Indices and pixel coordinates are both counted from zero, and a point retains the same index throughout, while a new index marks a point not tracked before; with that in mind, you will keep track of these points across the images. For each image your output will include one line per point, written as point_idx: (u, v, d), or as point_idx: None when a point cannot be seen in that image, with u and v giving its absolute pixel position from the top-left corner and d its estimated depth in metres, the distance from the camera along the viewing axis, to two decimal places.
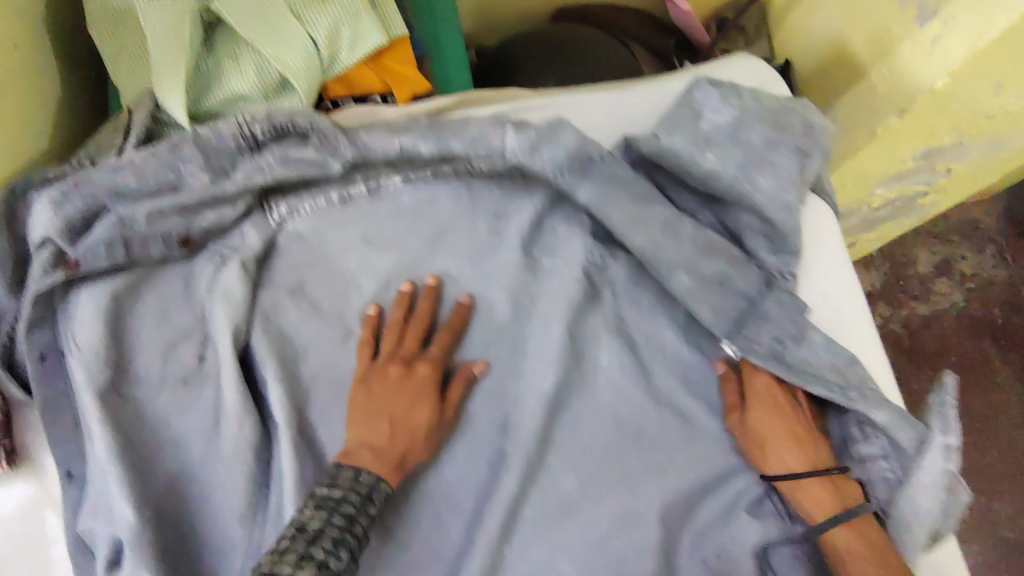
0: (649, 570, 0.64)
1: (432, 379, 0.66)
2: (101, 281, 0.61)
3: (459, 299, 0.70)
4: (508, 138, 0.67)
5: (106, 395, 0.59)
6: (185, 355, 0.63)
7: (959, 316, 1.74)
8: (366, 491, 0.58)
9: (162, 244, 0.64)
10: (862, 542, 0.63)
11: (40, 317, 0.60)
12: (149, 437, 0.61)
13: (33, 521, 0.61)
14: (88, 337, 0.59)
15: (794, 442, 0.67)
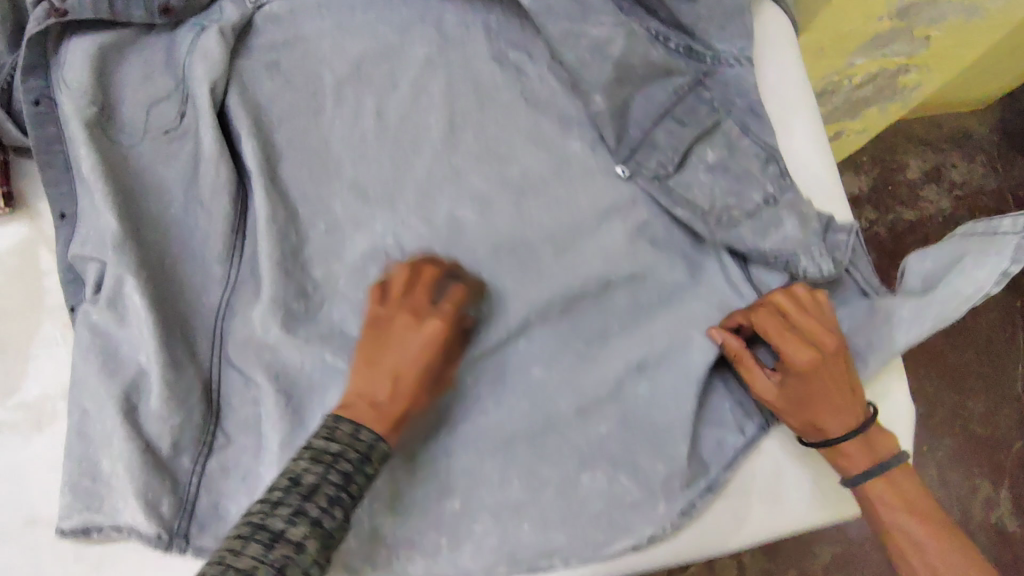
0: (597, 327, 0.68)
1: (443, 334, 0.62)
2: (90, 34, 0.67)
3: (424, 79, 0.72)
4: None
5: (95, 130, 0.64)
6: (166, 109, 0.67)
7: (944, 222, 1.75)
8: (364, 450, 0.56)
9: (144, 9, 0.67)
10: (895, 492, 0.63)
11: (34, 66, 0.66)
12: (134, 177, 0.65)
13: (28, 256, 0.67)
14: (77, 75, 0.64)
15: (836, 402, 0.61)
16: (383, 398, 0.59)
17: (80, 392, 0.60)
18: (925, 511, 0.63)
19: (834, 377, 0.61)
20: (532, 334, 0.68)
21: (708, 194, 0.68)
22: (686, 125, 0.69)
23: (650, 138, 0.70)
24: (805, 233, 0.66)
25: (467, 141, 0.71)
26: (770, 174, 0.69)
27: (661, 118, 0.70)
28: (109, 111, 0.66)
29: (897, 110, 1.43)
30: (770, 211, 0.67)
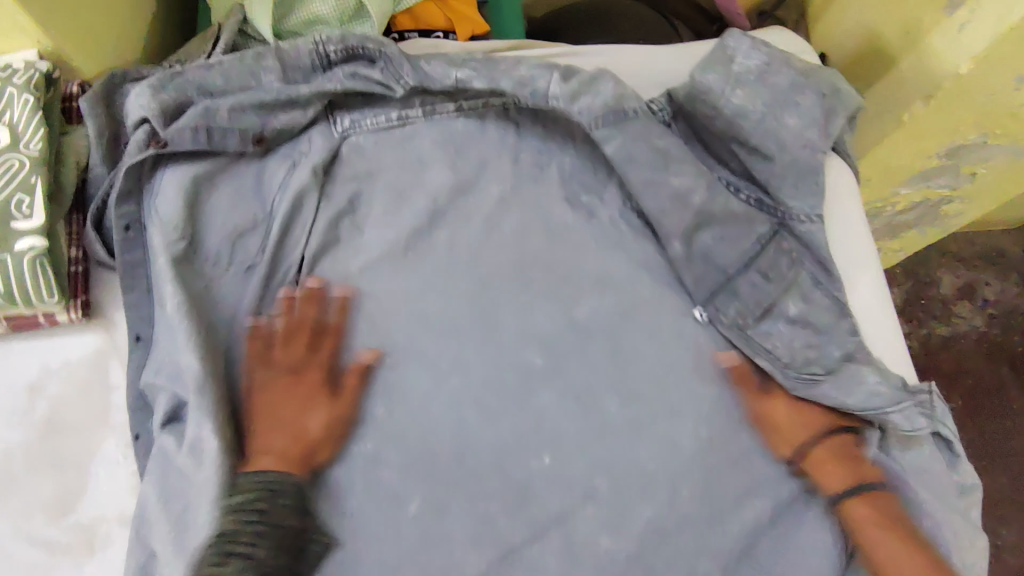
0: (671, 491, 0.65)
1: (323, 379, 0.65)
2: (184, 163, 0.68)
3: (493, 222, 0.74)
4: (552, 84, 0.70)
5: (179, 265, 0.65)
6: (251, 243, 0.69)
7: (979, 340, 1.68)
8: (275, 486, 0.59)
9: (238, 140, 0.69)
10: None
11: (128, 190, 0.67)
12: (208, 310, 0.66)
13: (99, 368, 0.67)
14: (169, 211, 0.66)
15: None
16: (290, 440, 0.62)
17: (143, 524, 0.61)
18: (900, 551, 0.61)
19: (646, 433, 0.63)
20: (613, 497, 0.65)
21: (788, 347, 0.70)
22: (771, 279, 0.71)
23: (732, 284, 0.71)
24: (890, 391, 0.67)
25: (538, 279, 0.72)
26: (843, 329, 0.70)
27: (746, 270, 0.71)
28: (196, 243, 0.67)
29: (935, 236, 1.43)
30: None
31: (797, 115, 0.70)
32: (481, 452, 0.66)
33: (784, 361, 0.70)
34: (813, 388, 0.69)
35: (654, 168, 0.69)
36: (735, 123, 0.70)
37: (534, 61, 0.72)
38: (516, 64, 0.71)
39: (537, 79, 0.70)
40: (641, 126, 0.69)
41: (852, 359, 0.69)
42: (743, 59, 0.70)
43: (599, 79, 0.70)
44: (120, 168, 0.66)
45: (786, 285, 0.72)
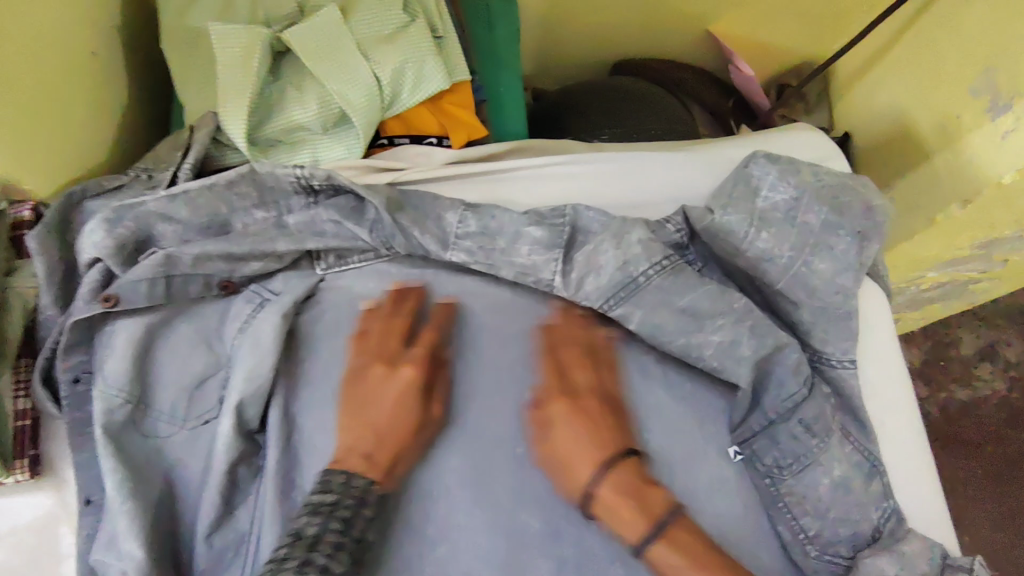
0: None
1: (416, 381, 0.60)
2: (137, 314, 0.63)
3: (484, 355, 0.66)
4: (552, 269, 0.65)
5: (124, 432, 0.60)
6: (208, 398, 0.63)
7: (1000, 406, 1.45)
8: (359, 495, 0.55)
9: (202, 284, 0.65)
10: (683, 556, 0.55)
11: (75, 341, 0.61)
12: (157, 471, 0.61)
13: (49, 533, 0.61)
14: (116, 368, 0.60)
15: (570, 426, 0.59)
16: (370, 437, 0.58)
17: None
18: (587, 458, 0.58)
19: (572, 398, 0.61)
20: None
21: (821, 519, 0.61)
22: (816, 432, 0.62)
23: (773, 429, 0.63)
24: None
25: None
26: (872, 494, 0.62)
27: (786, 419, 0.63)
28: (145, 401, 0.62)
29: (960, 306, 1.35)
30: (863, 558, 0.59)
31: (830, 259, 0.63)
32: None
33: (814, 539, 0.61)
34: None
35: (686, 333, 0.64)
36: (759, 266, 0.63)
37: (534, 234, 0.66)
38: (516, 242, 0.66)
39: (536, 259, 0.66)
40: (659, 287, 0.65)
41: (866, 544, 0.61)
42: (769, 193, 0.64)
43: (597, 249, 0.66)
44: (68, 318, 0.61)
45: (805, 456, 0.62)
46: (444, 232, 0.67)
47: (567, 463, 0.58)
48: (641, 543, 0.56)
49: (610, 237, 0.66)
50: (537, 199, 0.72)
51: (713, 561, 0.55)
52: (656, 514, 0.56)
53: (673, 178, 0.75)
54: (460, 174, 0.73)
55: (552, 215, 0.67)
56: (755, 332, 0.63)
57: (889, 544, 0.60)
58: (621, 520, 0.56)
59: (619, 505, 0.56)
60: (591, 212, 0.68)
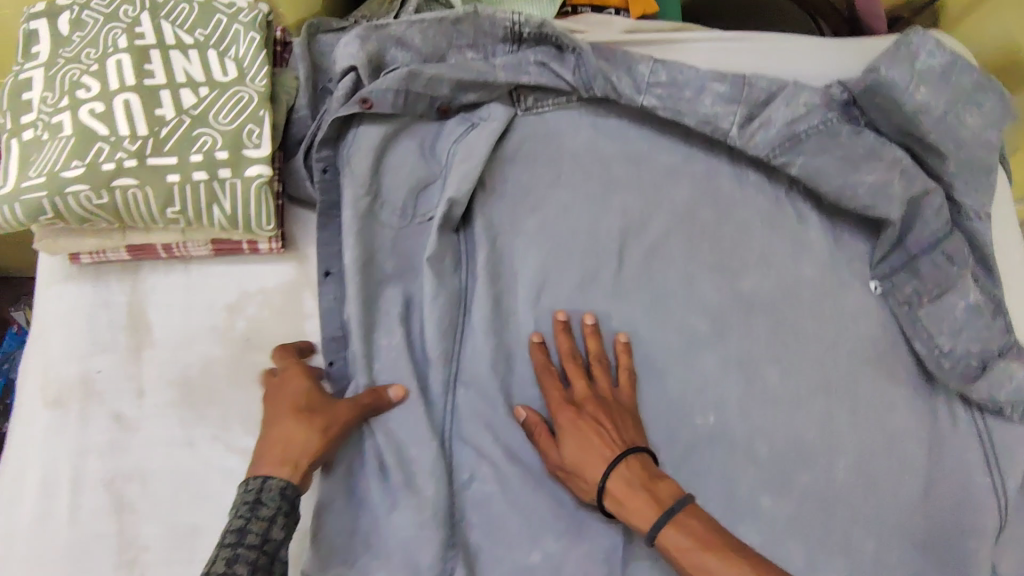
0: (836, 464, 0.68)
1: (304, 405, 0.62)
2: (376, 122, 0.73)
3: (657, 189, 0.77)
4: (733, 120, 0.74)
5: (365, 217, 0.71)
6: (432, 198, 0.74)
7: None
8: (257, 492, 0.56)
9: (426, 105, 0.75)
10: (686, 539, 0.58)
11: (331, 137, 0.72)
12: (386, 255, 0.71)
13: (292, 296, 0.72)
14: (361, 163, 0.71)
15: (619, 420, 0.65)
16: (271, 453, 0.59)
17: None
18: (597, 458, 0.62)
19: (599, 415, 0.64)
20: (772, 460, 0.68)
21: (957, 339, 0.69)
22: (955, 262, 0.70)
23: (914, 263, 0.72)
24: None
25: (706, 248, 0.75)
26: (999, 326, 0.70)
27: (930, 251, 0.71)
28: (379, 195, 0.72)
29: None
30: (1000, 362, 0.68)
31: (978, 115, 0.71)
32: (647, 411, 0.70)
33: (946, 354, 0.70)
34: (961, 384, 0.69)
35: (839, 175, 0.72)
36: (915, 117, 0.71)
37: (719, 89, 0.75)
38: (701, 94, 0.75)
39: (719, 109, 0.74)
40: (817, 141, 0.73)
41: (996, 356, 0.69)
42: (928, 58, 0.70)
43: (772, 107, 0.74)
44: (326, 119, 0.71)
45: (952, 283, 0.70)
46: (637, 80, 0.75)
47: (579, 466, 0.62)
48: (654, 530, 0.59)
49: (785, 100, 0.74)
50: (705, 62, 0.80)
51: (719, 538, 0.58)
52: (664, 501, 0.59)
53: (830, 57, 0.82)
54: (644, 41, 0.82)
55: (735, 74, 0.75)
56: (905, 176, 0.71)
57: (1008, 359, 0.69)
58: (636, 509, 0.60)
59: (631, 500, 0.60)
60: (770, 78, 0.75)
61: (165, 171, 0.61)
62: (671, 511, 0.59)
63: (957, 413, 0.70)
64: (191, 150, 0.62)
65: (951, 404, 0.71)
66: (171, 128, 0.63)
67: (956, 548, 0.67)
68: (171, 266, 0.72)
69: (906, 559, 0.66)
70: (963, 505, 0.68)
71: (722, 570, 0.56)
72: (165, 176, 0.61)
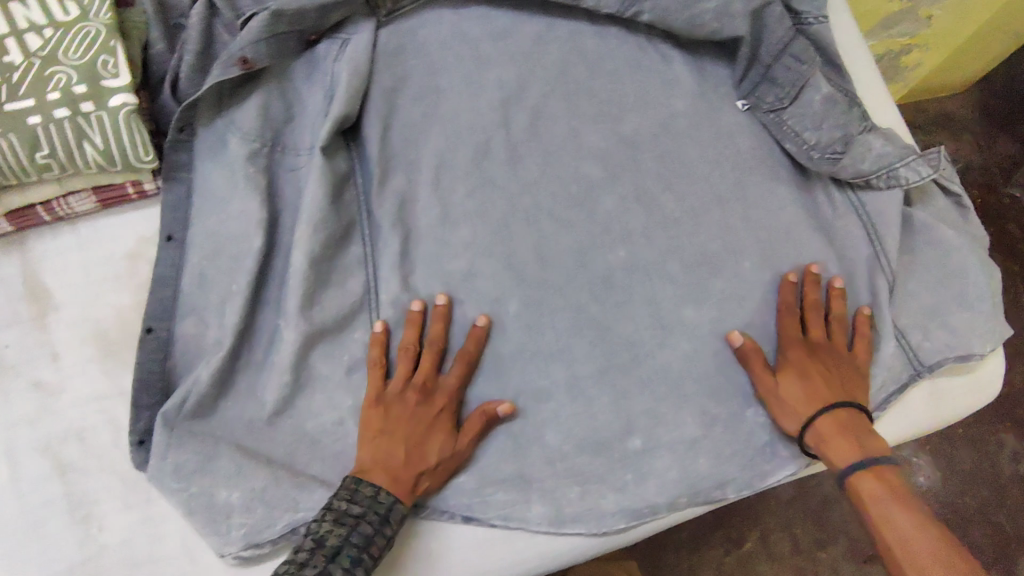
0: (745, 264, 0.73)
1: (445, 412, 0.65)
2: (258, 83, 0.71)
3: (526, 61, 0.79)
4: None
5: (252, 139, 0.70)
6: (305, 132, 0.72)
7: None
8: (384, 512, 0.59)
9: (294, 41, 0.72)
10: (886, 488, 0.61)
11: (200, 66, 0.70)
12: (278, 171, 0.71)
13: None
14: (241, 112, 0.70)
15: (439, 420, 0.64)
16: (405, 459, 0.62)
17: (249, 350, 0.66)
18: (814, 402, 0.65)
19: (423, 411, 0.64)
20: (686, 274, 0.72)
21: (820, 130, 0.75)
22: (804, 61, 0.76)
23: (771, 73, 0.77)
24: (898, 149, 0.72)
25: (584, 103, 0.79)
26: (858, 111, 0.75)
27: (780, 58, 0.76)
28: (268, 119, 0.71)
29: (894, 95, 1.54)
30: (861, 138, 0.74)
31: None
32: (562, 260, 0.73)
33: (815, 146, 0.76)
34: (830, 168, 0.75)
35: (685, 8, 0.76)
36: None
37: None
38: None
39: None
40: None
41: (856, 136, 0.74)
42: None
43: None
44: (188, 47, 0.70)
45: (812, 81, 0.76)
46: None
47: (788, 401, 0.65)
48: (849, 471, 0.62)
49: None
50: None
51: (914, 510, 0.60)
52: (873, 451, 0.62)
53: None
54: None
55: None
56: None
57: (865, 135, 0.74)
58: (836, 452, 0.63)
59: (835, 440, 0.64)
60: None
61: (25, 113, 0.61)
62: (876, 458, 0.62)
63: (834, 197, 0.76)
64: (48, 90, 0.62)
65: (830, 192, 0.77)
66: (23, 71, 0.62)
67: (862, 311, 0.72)
68: (59, 231, 0.70)
69: (823, 331, 0.71)
70: (860, 274, 0.73)
71: (910, 525, 0.58)
72: (26, 119, 0.61)
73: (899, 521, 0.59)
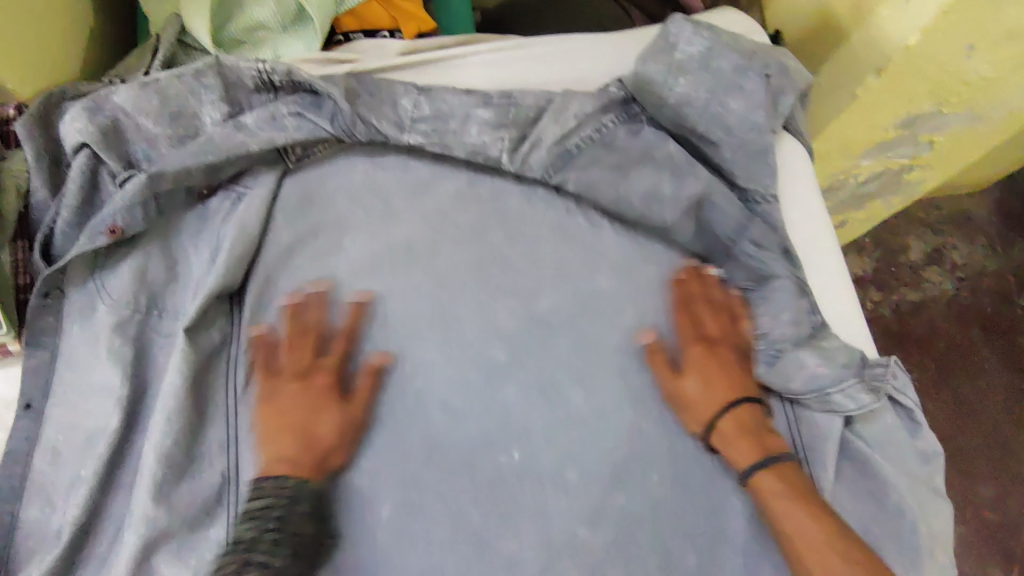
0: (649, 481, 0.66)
1: (331, 386, 0.65)
2: (136, 246, 0.68)
3: (439, 219, 0.73)
4: (503, 147, 0.70)
5: (121, 308, 0.66)
6: (186, 293, 0.69)
7: (950, 304, 1.54)
8: (290, 494, 0.60)
9: (184, 197, 0.70)
10: (786, 486, 0.62)
11: (79, 223, 0.67)
12: (151, 341, 0.67)
13: None
14: (114, 281, 0.67)
15: (298, 406, 0.63)
16: (300, 444, 0.62)
17: (92, 542, 0.62)
18: (716, 399, 0.65)
19: (307, 391, 0.64)
20: (582, 487, 0.66)
21: (777, 321, 0.68)
22: (764, 248, 0.70)
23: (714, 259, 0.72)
24: (834, 370, 0.66)
25: (496, 273, 0.72)
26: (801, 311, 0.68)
27: (740, 240, 0.71)
28: (147, 286, 0.68)
29: (899, 203, 1.44)
30: (795, 353, 0.67)
31: (741, 99, 0.68)
32: (448, 458, 0.66)
33: (761, 338, 0.69)
34: (773, 375, 0.67)
35: (612, 185, 0.70)
36: (681, 111, 0.69)
37: (484, 116, 0.71)
38: (466, 123, 0.70)
39: (486, 138, 0.70)
40: (590, 154, 0.70)
41: (804, 341, 0.67)
42: (684, 47, 0.69)
43: (541, 126, 0.70)
44: (66, 202, 0.67)
45: (758, 271, 0.70)
46: (400, 117, 0.71)
47: (695, 402, 0.66)
48: (750, 471, 0.63)
49: (552, 117, 0.70)
50: (483, 80, 0.78)
51: (803, 490, 0.62)
52: (771, 448, 0.63)
53: (610, 55, 0.81)
54: (412, 62, 0.78)
55: (501, 97, 0.72)
56: (675, 176, 0.70)
57: (797, 349, 0.67)
58: (737, 452, 0.64)
59: (738, 439, 0.64)
60: (536, 95, 0.72)
61: None
62: (776, 454, 0.63)
63: (765, 407, 0.68)
64: None
65: (760, 397, 0.69)
66: None
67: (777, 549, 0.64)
68: None
69: None
70: None
71: (804, 517, 0.60)
72: None
73: (796, 515, 0.60)
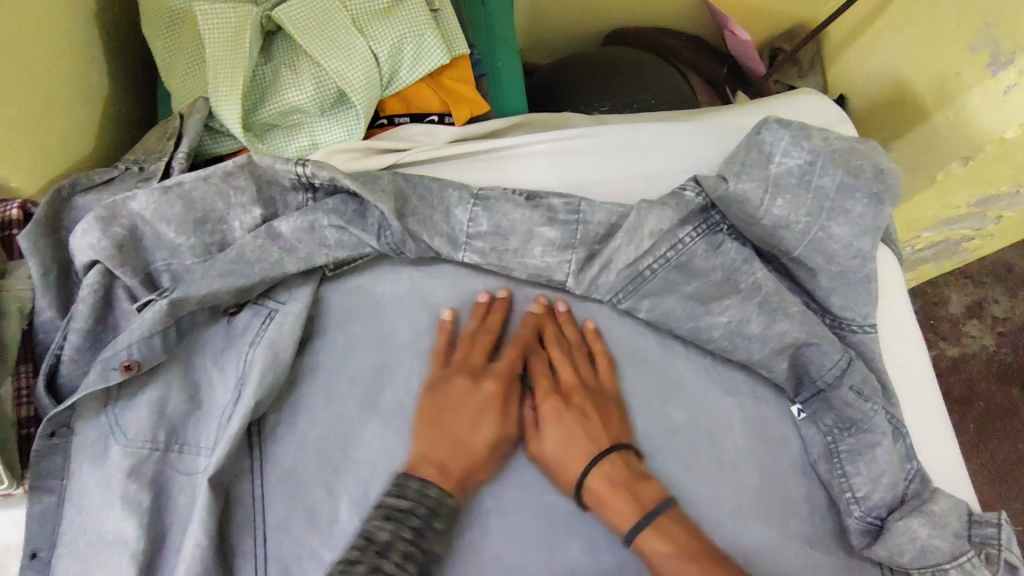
0: None
1: (498, 395, 0.61)
2: (152, 376, 0.60)
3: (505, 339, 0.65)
4: (569, 270, 0.64)
5: (137, 448, 0.58)
6: (210, 425, 0.61)
7: (990, 360, 1.35)
8: (430, 505, 0.54)
9: (209, 316, 0.63)
10: (669, 544, 0.55)
11: (89, 350, 0.60)
12: (172, 481, 0.59)
13: None
14: (130, 418, 0.59)
15: (460, 412, 0.60)
16: (449, 449, 0.58)
17: None
18: (584, 447, 0.59)
19: (482, 395, 0.61)
20: None
21: (875, 485, 0.60)
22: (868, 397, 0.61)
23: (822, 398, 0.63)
24: (949, 542, 0.58)
25: None
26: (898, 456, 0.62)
27: (838, 386, 0.62)
28: (167, 419, 0.60)
29: (948, 266, 1.36)
30: (897, 521, 0.59)
31: (846, 224, 0.62)
32: None
33: (860, 500, 0.61)
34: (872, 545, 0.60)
35: (697, 315, 0.63)
36: (775, 233, 0.62)
37: (550, 234, 0.64)
38: (529, 241, 0.64)
39: (553, 265, 0.64)
40: (667, 278, 0.63)
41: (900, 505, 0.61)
42: (782, 159, 0.63)
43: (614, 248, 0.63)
44: (74, 327, 0.59)
45: (860, 411, 0.62)
46: (454, 232, 0.64)
47: (557, 458, 0.59)
48: (632, 533, 0.56)
49: (626, 236, 0.63)
50: (544, 176, 0.70)
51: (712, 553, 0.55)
52: (648, 504, 0.57)
53: (685, 148, 0.73)
54: (464, 153, 0.71)
55: (567, 212, 0.64)
56: (764, 309, 0.63)
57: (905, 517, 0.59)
58: (615, 509, 0.57)
59: (612, 496, 0.57)
60: (607, 210, 0.64)
61: None
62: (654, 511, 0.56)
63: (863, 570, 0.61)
64: None
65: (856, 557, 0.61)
66: None
67: None
68: None
69: None
70: None
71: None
72: None
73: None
